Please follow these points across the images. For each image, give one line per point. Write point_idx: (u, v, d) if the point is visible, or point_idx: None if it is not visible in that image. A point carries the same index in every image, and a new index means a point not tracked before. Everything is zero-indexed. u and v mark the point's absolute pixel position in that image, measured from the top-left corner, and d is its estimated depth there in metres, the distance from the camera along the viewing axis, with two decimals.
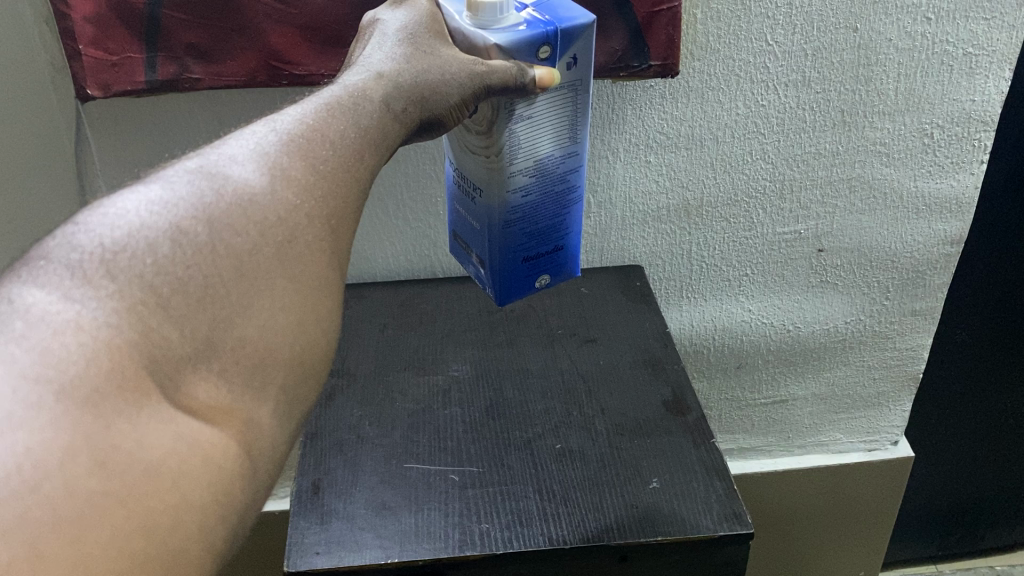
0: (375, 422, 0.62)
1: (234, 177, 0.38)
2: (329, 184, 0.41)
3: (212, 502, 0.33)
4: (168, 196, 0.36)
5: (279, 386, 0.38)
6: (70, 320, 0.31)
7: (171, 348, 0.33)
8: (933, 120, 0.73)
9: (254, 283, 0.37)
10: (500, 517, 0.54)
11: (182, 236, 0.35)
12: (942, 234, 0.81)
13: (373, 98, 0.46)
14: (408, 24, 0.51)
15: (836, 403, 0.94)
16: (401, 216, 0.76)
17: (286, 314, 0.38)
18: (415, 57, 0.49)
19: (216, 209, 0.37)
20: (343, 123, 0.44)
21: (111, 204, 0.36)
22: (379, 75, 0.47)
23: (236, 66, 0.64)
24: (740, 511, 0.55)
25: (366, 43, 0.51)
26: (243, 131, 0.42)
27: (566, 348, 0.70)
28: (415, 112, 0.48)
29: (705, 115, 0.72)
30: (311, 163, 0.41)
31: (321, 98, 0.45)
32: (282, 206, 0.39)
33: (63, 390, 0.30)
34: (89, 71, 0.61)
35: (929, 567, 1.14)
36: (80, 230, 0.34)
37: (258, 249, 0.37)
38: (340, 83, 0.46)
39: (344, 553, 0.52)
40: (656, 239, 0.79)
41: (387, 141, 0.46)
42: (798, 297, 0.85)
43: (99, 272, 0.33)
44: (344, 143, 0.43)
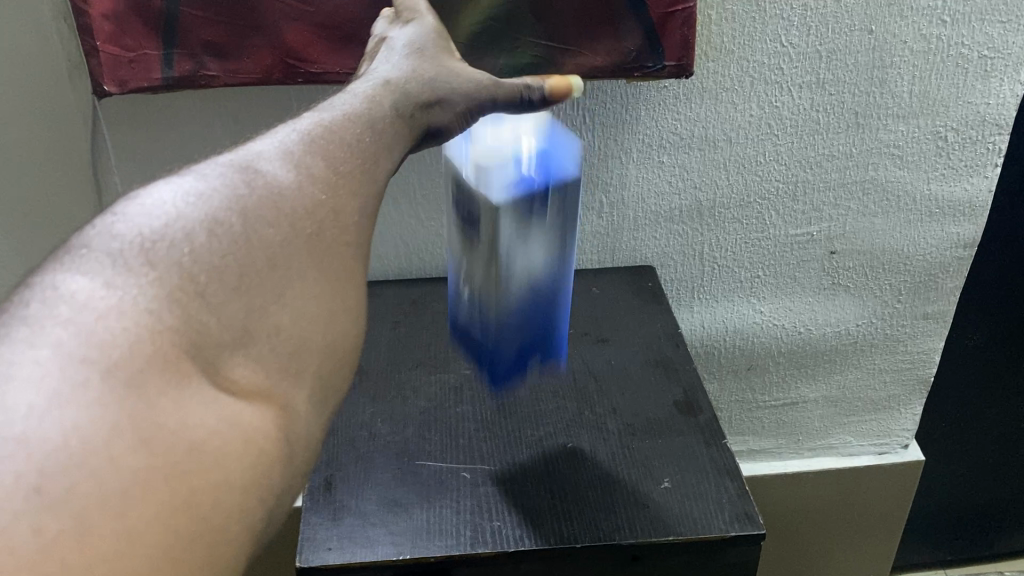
0: (387, 419, 0.63)
1: (264, 172, 0.39)
2: (352, 184, 0.41)
3: (251, 484, 0.33)
4: (202, 187, 0.37)
5: (314, 373, 0.37)
6: (113, 304, 0.31)
7: (211, 334, 0.33)
8: (947, 123, 0.73)
9: (287, 273, 0.37)
10: (513, 514, 0.55)
11: (217, 226, 0.36)
12: (955, 237, 0.81)
13: (384, 104, 0.45)
14: (413, 39, 0.49)
15: (847, 405, 0.93)
16: (413, 215, 0.76)
17: (317, 304, 0.38)
18: (431, 71, 0.47)
19: (249, 200, 0.37)
20: (361, 129, 0.43)
21: (146, 196, 0.36)
22: (387, 82, 0.46)
23: (252, 64, 0.64)
24: (751, 511, 0.55)
25: (373, 60, 0.49)
26: (270, 132, 0.42)
27: (578, 348, 0.70)
28: (423, 119, 0.47)
29: (719, 116, 0.72)
30: (333, 163, 0.41)
31: (335, 105, 0.44)
32: (309, 201, 0.39)
33: (108, 370, 0.30)
34: (106, 67, 0.61)
35: (938, 571, 1.13)
36: (120, 220, 0.35)
37: (289, 241, 0.37)
38: (351, 91, 0.45)
39: (357, 549, 0.52)
40: (668, 239, 0.79)
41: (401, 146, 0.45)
42: (810, 299, 0.85)
43: (141, 259, 0.33)
44: (362, 144, 0.43)
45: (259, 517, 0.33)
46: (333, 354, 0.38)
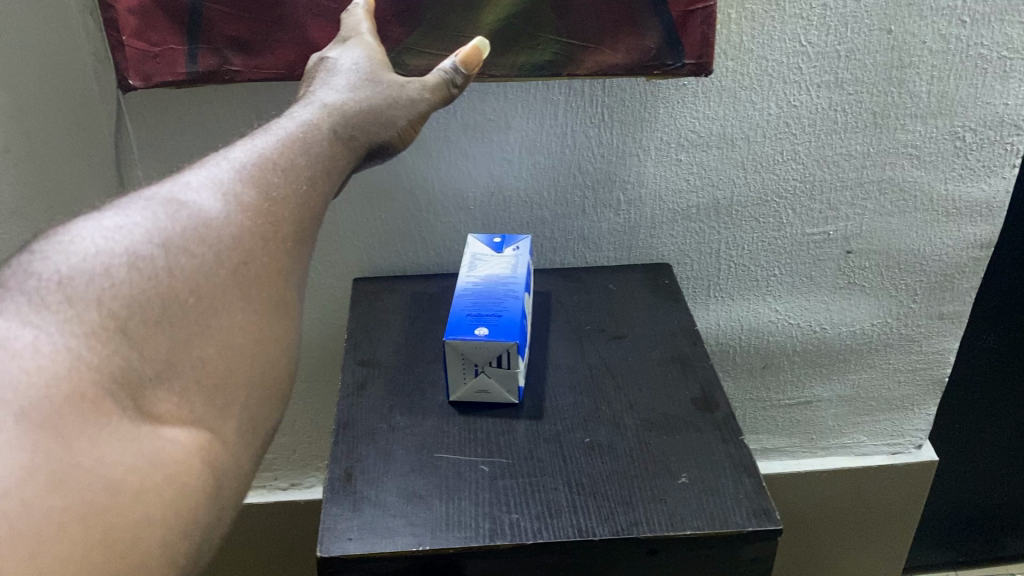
0: (406, 412, 0.63)
1: (191, 203, 0.41)
2: (283, 210, 0.44)
3: (174, 517, 0.34)
4: (124, 222, 0.39)
5: (243, 404, 0.39)
6: (29, 343, 0.33)
7: (131, 368, 0.35)
8: (965, 124, 0.73)
9: (212, 304, 0.39)
10: (530, 507, 0.55)
11: (139, 261, 0.38)
12: (972, 237, 0.81)
13: (321, 128, 0.49)
14: (358, 61, 0.54)
15: (860, 405, 0.94)
16: (431, 210, 0.76)
17: (243, 334, 0.40)
18: (368, 91, 0.52)
19: (172, 232, 0.39)
20: (294, 153, 0.47)
21: (69, 233, 0.38)
22: (325, 106, 0.50)
23: (275, 59, 0.64)
24: (768, 507, 0.55)
25: (315, 79, 0.54)
26: (202, 165, 0.44)
27: (594, 344, 0.70)
28: (362, 140, 0.51)
29: (737, 115, 0.72)
30: (264, 191, 0.44)
31: (270, 130, 0.48)
32: (235, 230, 0.41)
33: (22, 413, 0.31)
34: (132, 62, 0.62)
35: (950, 572, 1.14)
36: (41, 260, 0.36)
37: (213, 271, 0.40)
38: (289, 116, 0.49)
39: (376, 540, 0.53)
40: (684, 238, 0.80)
41: (331, 165, 0.48)
42: (826, 298, 0.85)
43: (58, 297, 0.35)
44: (295, 168, 0.46)
45: (184, 551, 0.35)
46: (262, 381, 0.40)
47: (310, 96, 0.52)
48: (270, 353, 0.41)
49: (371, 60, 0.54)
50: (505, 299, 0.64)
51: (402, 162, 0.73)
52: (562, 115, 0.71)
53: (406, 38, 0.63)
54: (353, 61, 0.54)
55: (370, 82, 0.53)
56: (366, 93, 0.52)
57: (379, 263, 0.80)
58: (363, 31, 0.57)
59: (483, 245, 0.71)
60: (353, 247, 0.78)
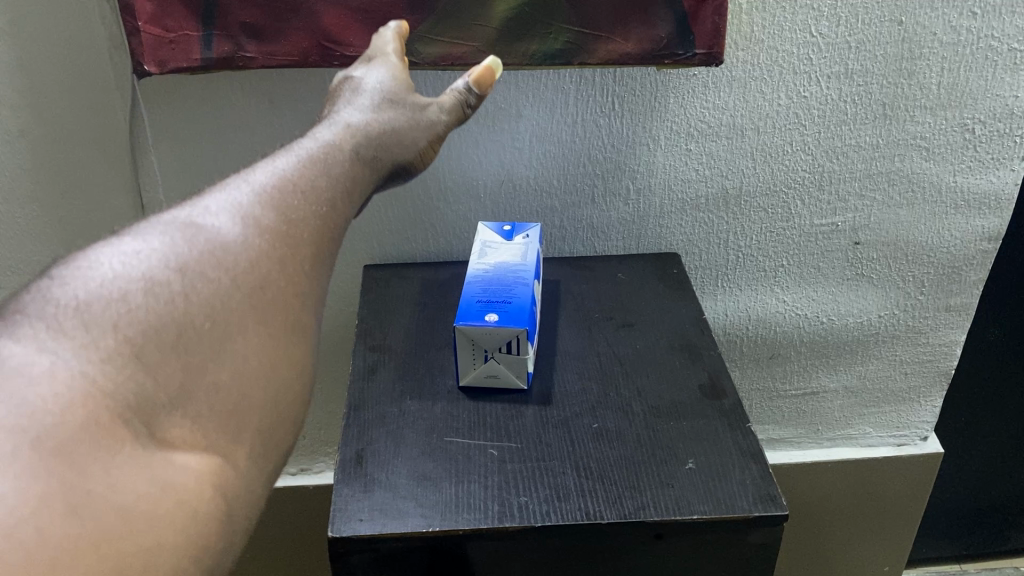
0: (416, 397, 0.64)
1: (209, 226, 0.41)
2: (302, 232, 0.44)
3: (185, 543, 0.35)
4: (142, 246, 0.39)
5: (256, 429, 0.39)
6: (46, 370, 0.33)
7: (146, 394, 0.35)
8: (974, 116, 0.74)
9: (228, 329, 0.39)
10: (539, 491, 0.56)
11: (156, 286, 0.37)
12: (980, 230, 0.81)
13: (343, 148, 0.49)
14: (383, 81, 0.54)
15: (867, 396, 0.94)
16: (442, 198, 0.77)
17: (258, 359, 0.39)
18: (390, 111, 0.52)
19: (189, 257, 0.39)
20: (315, 175, 0.46)
21: (87, 259, 0.37)
22: (347, 126, 0.50)
23: (290, 46, 0.65)
24: (774, 493, 0.56)
25: (338, 99, 0.54)
26: (222, 185, 0.44)
27: (603, 332, 0.71)
28: (384, 159, 0.51)
29: (748, 104, 0.72)
30: (284, 213, 0.43)
31: (291, 149, 0.48)
32: (252, 254, 0.41)
33: (37, 440, 0.31)
34: (147, 48, 0.63)
35: (953, 565, 1.14)
36: (57, 286, 0.36)
37: (230, 294, 0.39)
38: (311, 136, 0.49)
39: (387, 521, 0.54)
40: (693, 227, 0.80)
41: (352, 186, 0.48)
42: (833, 288, 0.85)
43: (74, 323, 0.34)
44: (315, 192, 0.46)
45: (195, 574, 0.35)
46: (277, 407, 0.40)
47: (335, 115, 0.52)
48: (287, 377, 0.41)
49: (396, 84, 0.54)
50: (515, 286, 0.64)
51: None
52: (574, 104, 0.72)
53: (419, 26, 0.64)
54: (378, 80, 0.54)
55: (393, 103, 0.53)
56: (387, 113, 0.52)
57: (389, 250, 0.80)
58: (388, 49, 0.57)
59: (493, 233, 0.72)
60: (364, 234, 0.79)
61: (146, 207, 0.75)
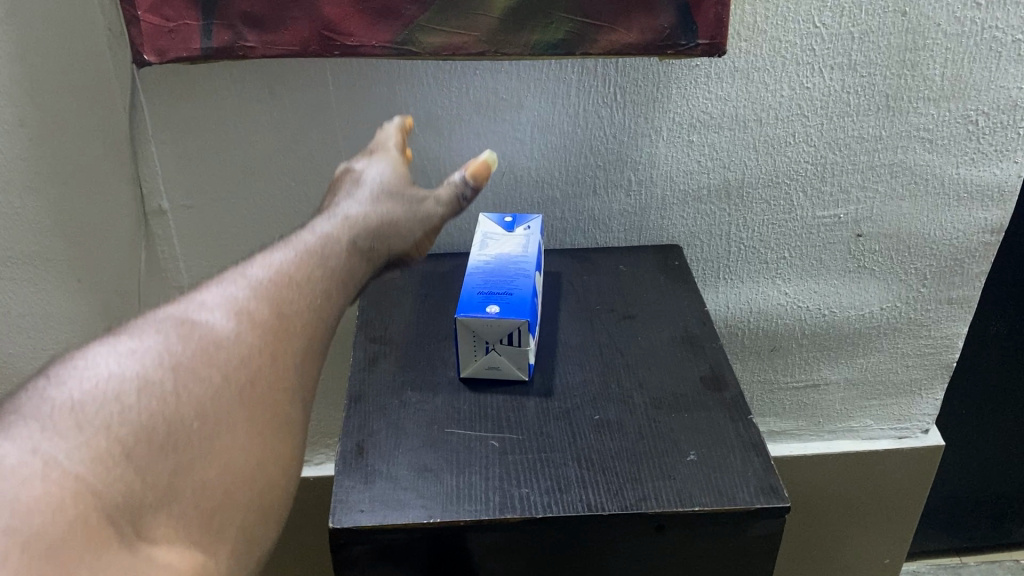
0: (416, 388, 0.64)
1: (203, 325, 0.43)
2: (292, 327, 0.46)
3: None
4: (138, 347, 0.40)
5: (239, 527, 0.40)
6: (40, 469, 0.33)
7: (134, 495, 0.36)
8: (978, 107, 0.73)
9: (217, 427, 0.40)
10: (540, 482, 0.56)
11: (150, 385, 0.39)
12: (983, 222, 0.81)
13: (341, 240, 0.53)
14: (380, 177, 0.58)
15: (868, 389, 0.94)
16: (443, 189, 0.77)
17: (245, 457, 0.41)
18: (387, 203, 0.57)
19: (183, 356, 0.41)
20: (310, 266, 0.50)
21: (83, 359, 0.39)
22: (346, 218, 0.55)
23: (290, 36, 0.64)
24: (776, 485, 0.55)
25: (339, 192, 0.58)
26: (217, 282, 0.46)
27: (604, 323, 0.71)
28: (381, 249, 0.55)
29: (750, 96, 0.72)
30: (276, 307, 0.46)
31: (290, 242, 0.52)
32: (245, 350, 0.43)
33: (28, 541, 0.31)
34: (146, 37, 0.63)
35: (954, 558, 1.15)
36: (53, 387, 0.37)
37: (221, 391, 0.41)
38: (310, 228, 0.53)
39: (388, 512, 0.53)
40: (695, 219, 0.80)
41: (345, 275, 0.52)
42: (836, 281, 0.85)
43: (69, 423, 0.35)
44: (311, 284, 0.49)
45: None
46: (260, 504, 0.41)
47: (335, 208, 0.56)
48: (270, 474, 0.42)
49: (394, 178, 0.59)
50: (516, 277, 0.64)
51: (412, 140, 0.73)
52: (576, 95, 0.71)
53: (419, 16, 0.64)
54: (376, 175, 0.59)
55: (390, 195, 0.57)
56: (382, 204, 0.57)
57: None
58: (389, 145, 0.62)
59: (494, 224, 0.71)
60: None
61: (146, 197, 0.75)
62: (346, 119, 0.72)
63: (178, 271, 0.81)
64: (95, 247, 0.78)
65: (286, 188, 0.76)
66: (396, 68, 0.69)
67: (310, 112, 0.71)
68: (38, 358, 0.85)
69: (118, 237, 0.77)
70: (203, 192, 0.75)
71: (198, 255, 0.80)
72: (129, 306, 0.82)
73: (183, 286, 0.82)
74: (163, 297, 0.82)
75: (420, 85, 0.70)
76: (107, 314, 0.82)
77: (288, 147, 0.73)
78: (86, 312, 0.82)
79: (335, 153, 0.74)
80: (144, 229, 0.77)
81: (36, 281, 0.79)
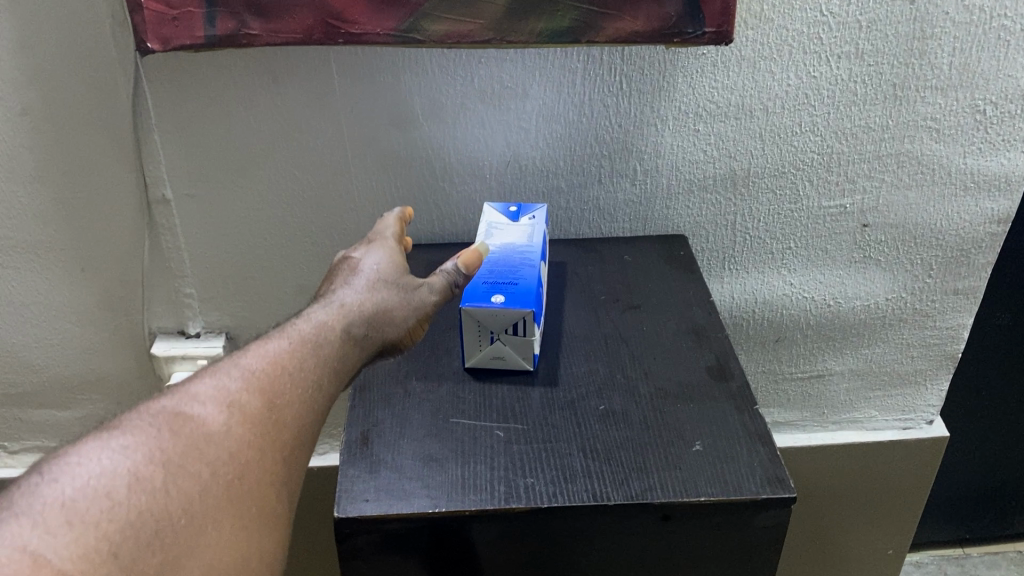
0: (421, 377, 0.64)
1: (195, 417, 0.44)
2: (282, 419, 0.47)
3: None
4: (130, 440, 0.41)
5: None
6: (29, 565, 0.34)
7: None
8: (986, 97, 0.73)
9: (203, 522, 0.41)
10: (545, 472, 0.55)
11: (140, 480, 0.39)
12: (989, 212, 0.80)
13: (336, 328, 0.54)
14: (377, 268, 0.60)
15: (872, 379, 0.94)
16: (448, 178, 0.76)
17: (229, 552, 0.41)
18: (382, 292, 0.58)
19: (174, 450, 0.42)
20: (305, 356, 0.51)
21: (75, 453, 0.40)
22: (342, 306, 0.56)
23: (294, 24, 0.64)
24: (782, 475, 0.55)
25: (335, 280, 0.60)
26: (210, 372, 0.48)
27: (609, 313, 0.70)
28: (374, 338, 0.57)
29: (756, 84, 0.71)
30: (267, 397, 0.47)
31: (285, 332, 0.53)
32: (234, 443, 0.44)
33: None
34: (150, 25, 0.62)
35: (957, 549, 1.19)
36: (47, 481, 0.38)
37: (210, 486, 0.42)
38: (306, 317, 0.55)
39: (393, 502, 0.53)
40: (700, 208, 0.79)
41: (338, 365, 0.53)
42: (841, 271, 0.85)
43: (60, 520, 0.36)
44: (304, 374, 0.50)
45: None
46: None
47: (331, 297, 0.57)
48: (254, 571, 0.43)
49: (390, 268, 0.60)
50: (522, 267, 0.64)
51: (416, 128, 0.73)
52: (581, 83, 0.71)
53: (424, 3, 0.63)
54: (371, 266, 0.60)
55: (386, 284, 0.59)
56: (377, 291, 0.58)
57: None
58: (384, 237, 0.64)
59: (498, 214, 0.71)
60: (368, 215, 0.78)
61: (149, 186, 0.75)
62: (350, 107, 0.72)
63: (181, 261, 0.80)
64: (99, 236, 0.78)
65: (290, 177, 0.75)
66: (401, 56, 0.69)
67: (314, 101, 0.71)
68: (41, 346, 0.85)
69: (121, 225, 0.77)
70: (206, 181, 0.75)
71: (201, 245, 0.79)
72: (133, 295, 0.82)
73: (186, 277, 0.81)
74: (166, 287, 0.82)
75: (424, 73, 0.70)
76: (111, 302, 0.82)
77: (292, 136, 0.73)
78: (89, 301, 0.82)
79: (339, 142, 0.73)
80: (147, 218, 0.77)
81: (39, 270, 0.79)
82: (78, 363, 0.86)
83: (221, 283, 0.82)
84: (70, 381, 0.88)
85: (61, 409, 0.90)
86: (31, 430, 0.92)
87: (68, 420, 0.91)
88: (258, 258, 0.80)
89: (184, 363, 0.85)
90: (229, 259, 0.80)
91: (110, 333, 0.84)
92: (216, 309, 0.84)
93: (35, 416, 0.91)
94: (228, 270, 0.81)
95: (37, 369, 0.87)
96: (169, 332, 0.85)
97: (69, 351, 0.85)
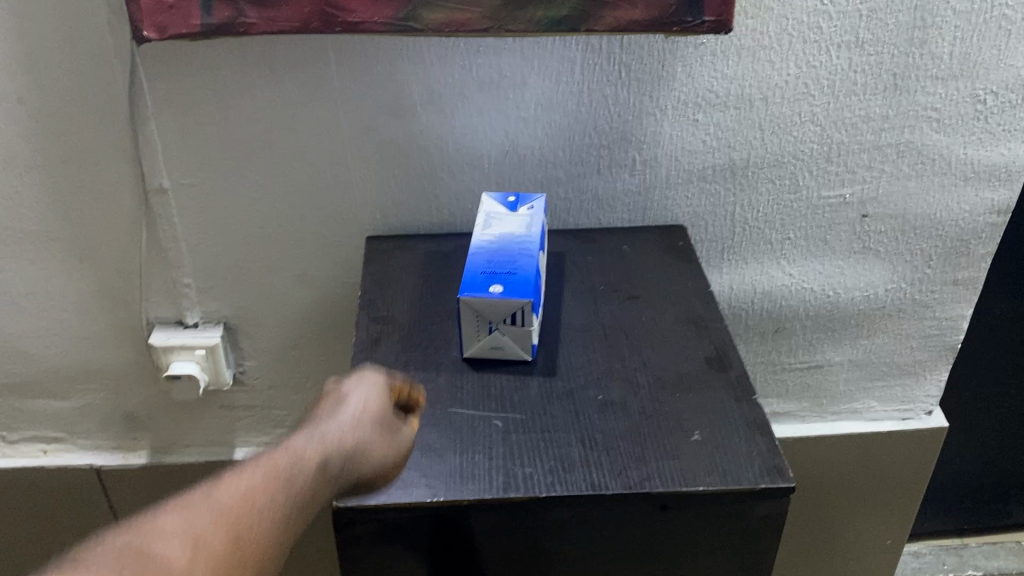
0: (419, 367, 0.64)
1: (157, 555, 0.43)
2: (244, 558, 0.45)
3: None
4: None
5: None
6: None
7: None
8: (986, 86, 0.73)
9: None
10: (544, 462, 0.55)
11: None
12: (989, 202, 0.80)
13: (312, 463, 0.50)
14: (367, 402, 0.55)
15: (872, 370, 0.94)
16: (446, 168, 0.76)
17: None
18: (365, 430, 0.54)
19: None
20: (274, 495, 0.48)
21: None
22: (320, 440, 0.52)
23: (291, 12, 0.63)
24: (781, 465, 0.55)
25: (323, 406, 0.55)
26: (180, 500, 0.46)
27: (608, 303, 0.70)
28: (348, 483, 0.52)
29: (756, 74, 0.71)
30: (233, 535, 0.45)
31: (259, 460, 0.49)
32: None
33: None
34: (146, 13, 0.62)
35: (956, 539, 1.21)
36: None
37: None
38: (285, 444, 0.51)
39: (391, 491, 0.53)
40: (699, 199, 0.79)
41: (304, 513, 0.49)
42: (840, 262, 0.85)
43: None
44: (272, 514, 0.47)
45: None
46: None
47: (315, 424, 0.53)
48: None
49: (381, 402, 0.56)
50: (520, 257, 0.64)
51: (414, 118, 0.73)
52: (580, 72, 0.71)
53: None
54: (362, 397, 0.55)
55: (374, 422, 0.55)
56: (363, 427, 0.54)
57: (392, 222, 0.79)
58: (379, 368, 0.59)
59: (497, 204, 0.71)
60: (366, 205, 0.78)
61: (146, 176, 0.75)
62: (348, 97, 0.71)
63: (179, 251, 0.80)
64: (96, 226, 0.77)
65: (287, 167, 0.75)
66: (399, 45, 0.69)
67: (311, 90, 0.71)
68: (39, 337, 0.85)
69: (119, 215, 0.77)
70: (204, 170, 0.75)
71: (199, 236, 0.79)
72: (130, 285, 0.82)
73: (184, 267, 0.81)
74: (164, 277, 0.82)
75: (422, 62, 0.69)
76: (108, 293, 0.82)
77: (289, 125, 0.72)
78: (87, 291, 0.82)
79: (337, 132, 0.73)
80: (145, 209, 0.77)
81: (37, 260, 0.79)
82: (76, 353, 0.86)
83: (219, 274, 0.82)
84: (68, 372, 0.88)
85: (60, 399, 0.90)
86: (28, 420, 0.92)
87: (66, 410, 0.91)
88: (256, 249, 0.80)
89: (182, 354, 0.85)
90: (227, 249, 0.80)
91: (108, 323, 0.84)
92: (214, 300, 0.84)
93: (33, 407, 0.91)
94: (226, 260, 0.81)
95: (35, 359, 0.86)
96: (166, 322, 0.85)
97: (66, 342, 0.85)
